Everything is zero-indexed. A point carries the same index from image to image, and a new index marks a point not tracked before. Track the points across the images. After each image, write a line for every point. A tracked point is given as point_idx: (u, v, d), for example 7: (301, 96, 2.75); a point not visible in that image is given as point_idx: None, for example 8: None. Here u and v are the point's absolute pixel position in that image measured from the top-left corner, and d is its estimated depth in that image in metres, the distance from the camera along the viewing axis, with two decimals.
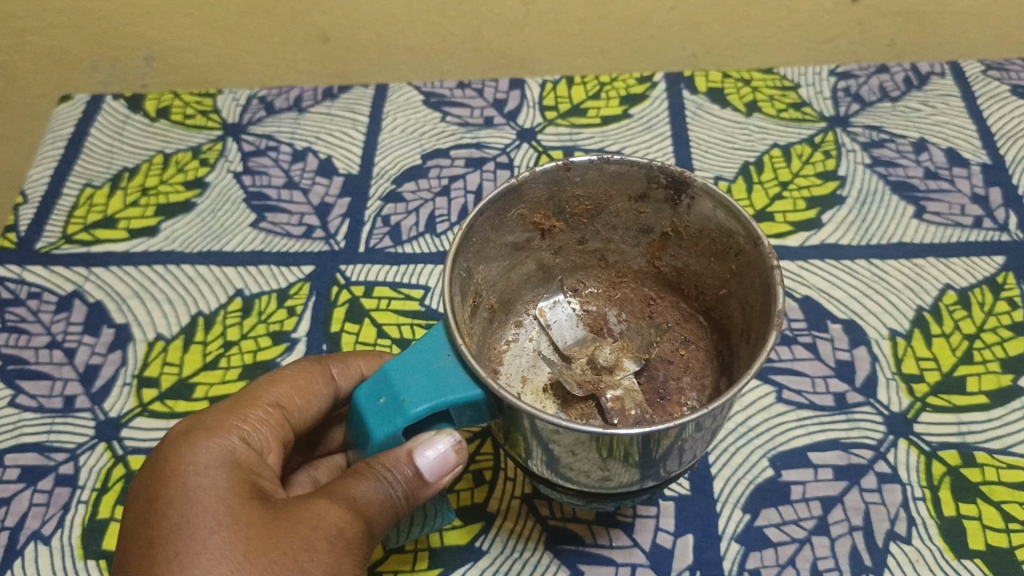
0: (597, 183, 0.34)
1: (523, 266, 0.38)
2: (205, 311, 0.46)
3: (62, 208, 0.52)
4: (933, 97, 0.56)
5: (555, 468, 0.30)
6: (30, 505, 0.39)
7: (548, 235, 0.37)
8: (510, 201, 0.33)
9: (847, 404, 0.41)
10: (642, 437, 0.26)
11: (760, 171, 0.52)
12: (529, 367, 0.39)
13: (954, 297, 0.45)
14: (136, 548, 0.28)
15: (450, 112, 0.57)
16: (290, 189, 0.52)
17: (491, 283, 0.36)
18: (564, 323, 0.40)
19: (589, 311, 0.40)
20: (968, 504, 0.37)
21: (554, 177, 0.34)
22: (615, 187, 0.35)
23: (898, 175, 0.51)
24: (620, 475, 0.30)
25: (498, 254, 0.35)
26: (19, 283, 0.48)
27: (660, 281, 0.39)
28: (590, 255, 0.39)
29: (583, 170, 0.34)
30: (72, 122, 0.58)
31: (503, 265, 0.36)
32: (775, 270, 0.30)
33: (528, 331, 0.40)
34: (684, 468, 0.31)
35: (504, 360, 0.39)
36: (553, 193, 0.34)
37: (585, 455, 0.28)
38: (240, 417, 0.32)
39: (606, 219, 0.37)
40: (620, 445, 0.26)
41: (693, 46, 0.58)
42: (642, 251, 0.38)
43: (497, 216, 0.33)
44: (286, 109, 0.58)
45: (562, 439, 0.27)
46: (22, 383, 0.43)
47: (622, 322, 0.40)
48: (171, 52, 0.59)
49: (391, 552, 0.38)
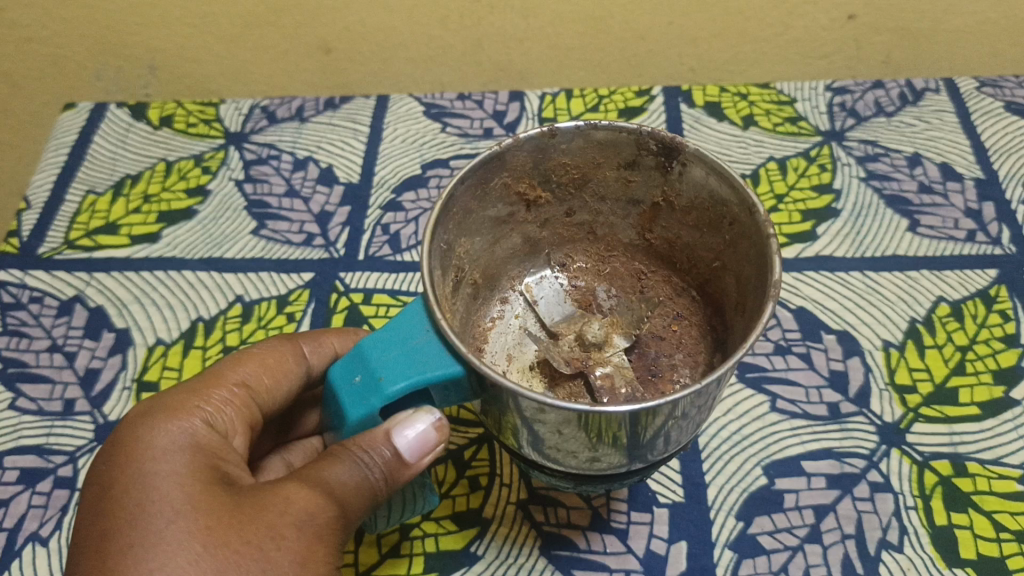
0: (584, 153, 0.35)
1: (508, 243, 0.39)
2: (205, 316, 0.46)
3: (64, 215, 0.53)
4: (927, 113, 0.56)
5: (540, 449, 0.31)
6: (28, 507, 0.39)
7: (534, 207, 0.37)
8: (492, 170, 0.33)
9: (841, 414, 0.41)
10: (631, 415, 0.26)
11: (756, 183, 0.52)
12: (514, 345, 0.39)
13: (947, 309, 0.45)
14: (90, 537, 0.28)
15: (450, 123, 0.58)
16: (291, 198, 0.53)
17: (474, 258, 0.37)
18: (551, 299, 0.40)
19: (576, 286, 0.41)
20: (960, 514, 0.38)
21: (537, 149, 0.34)
22: (603, 155, 0.35)
23: (892, 189, 0.52)
24: (608, 457, 0.30)
25: (481, 227, 0.36)
26: (21, 288, 0.48)
27: (651, 254, 0.39)
28: (578, 228, 0.40)
29: (568, 140, 0.34)
30: (76, 130, 0.59)
31: (485, 240, 0.37)
32: (771, 240, 0.30)
33: (513, 307, 0.40)
34: (673, 451, 0.32)
35: (489, 338, 0.39)
36: (540, 164, 0.35)
37: (572, 436, 0.28)
38: (202, 398, 0.32)
39: (594, 189, 0.37)
40: (608, 424, 0.26)
41: (690, 60, 0.59)
42: (632, 223, 0.39)
43: (479, 186, 0.33)
44: (287, 118, 0.59)
45: (548, 418, 0.27)
46: (22, 386, 0.44)
47: (611, 297, 0.40)
48: (175, 62, 0.59)
49: (386, 556, 0.38)
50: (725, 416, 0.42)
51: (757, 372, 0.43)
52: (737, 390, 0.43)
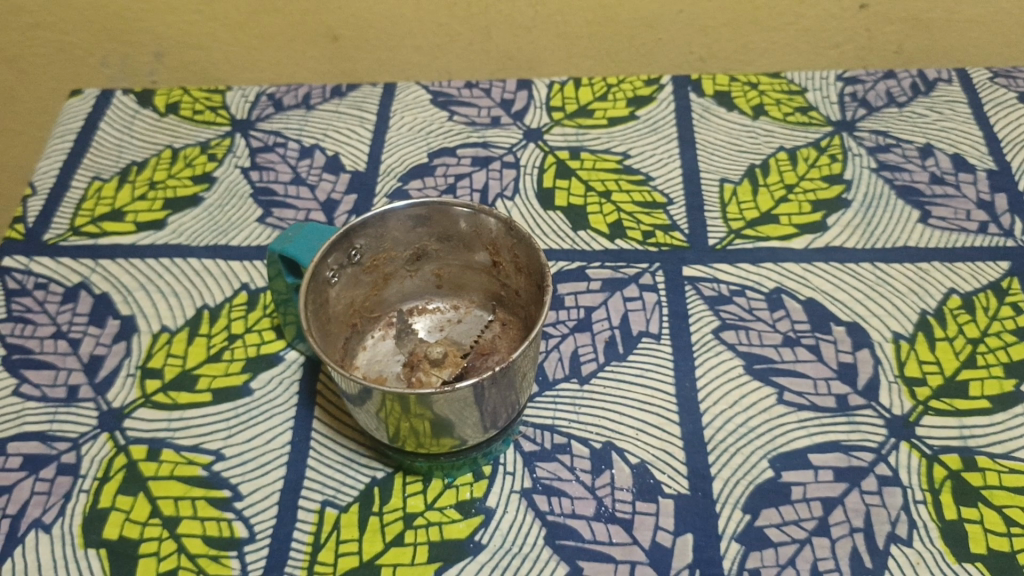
0: (411, 226, 0.40)
1: (337, 337, 0.40)
2: (210, 305, 0.46)
3: (70, 201, 0.53)
4: (939, 103, 0.56)
5: (460, 428, 0.36)
6: (31, 494, 0.39)
7: (424, 257, 0.42)
8: (369, 228, 0.39)
9: (849, 406, 0.41)
10: (472, 388, 0.33)
11: (765, 173, 0.52)
12: (382, 359, 0.42)
13: (959, 301, 0.45)
14: None
15: (457, 111, 0.57)
16: (297, 185, 0.52)
17: (352, 289, 0.40)
18: (429, 328, 0.43)
19: (448, 322, 0.43)
20: (970, 509, 0.37)
21: (342, 239, 0.38)
22: (427, 228, 0.40)
23: (904, 180, 0.51)
24: (472, 426, 0.36)
25: (366, 269, 0.40)
26: (25, 274, 0.48)
27: (509, 302, 0.42)
28: (463, 276, 0.43)
29: (424, 221, 0.40)
30: (82, 116, 0.58)
31: (365, 278, 0.41)
32: (498, 382, 0.34)
33: (392, 332, 0.43)
34: (510, 419, 0.37)
35: (361, 359, 0.42)
36: (369, 244, 0.39)
37: (455, 412, 0.34)
38: None
39: (464, 246, 0.41)
40: (458, 400, 0.33)
41: (700, 50, 0.59)
42: (496, 275, 0.41)
43: (358, 239, 0.39)
44: (294, 106, 0.58)
45: (430, 405, 0.33)
46: (26, 372, 0.44)
47: (487, 333, 0.42)
48: (182, 49, 0.59)
49: (390, 545, 0.37)
50: (731, 408, 0.41)
51: (765, 364, 0.43)
52: (744, 381, 0.42)
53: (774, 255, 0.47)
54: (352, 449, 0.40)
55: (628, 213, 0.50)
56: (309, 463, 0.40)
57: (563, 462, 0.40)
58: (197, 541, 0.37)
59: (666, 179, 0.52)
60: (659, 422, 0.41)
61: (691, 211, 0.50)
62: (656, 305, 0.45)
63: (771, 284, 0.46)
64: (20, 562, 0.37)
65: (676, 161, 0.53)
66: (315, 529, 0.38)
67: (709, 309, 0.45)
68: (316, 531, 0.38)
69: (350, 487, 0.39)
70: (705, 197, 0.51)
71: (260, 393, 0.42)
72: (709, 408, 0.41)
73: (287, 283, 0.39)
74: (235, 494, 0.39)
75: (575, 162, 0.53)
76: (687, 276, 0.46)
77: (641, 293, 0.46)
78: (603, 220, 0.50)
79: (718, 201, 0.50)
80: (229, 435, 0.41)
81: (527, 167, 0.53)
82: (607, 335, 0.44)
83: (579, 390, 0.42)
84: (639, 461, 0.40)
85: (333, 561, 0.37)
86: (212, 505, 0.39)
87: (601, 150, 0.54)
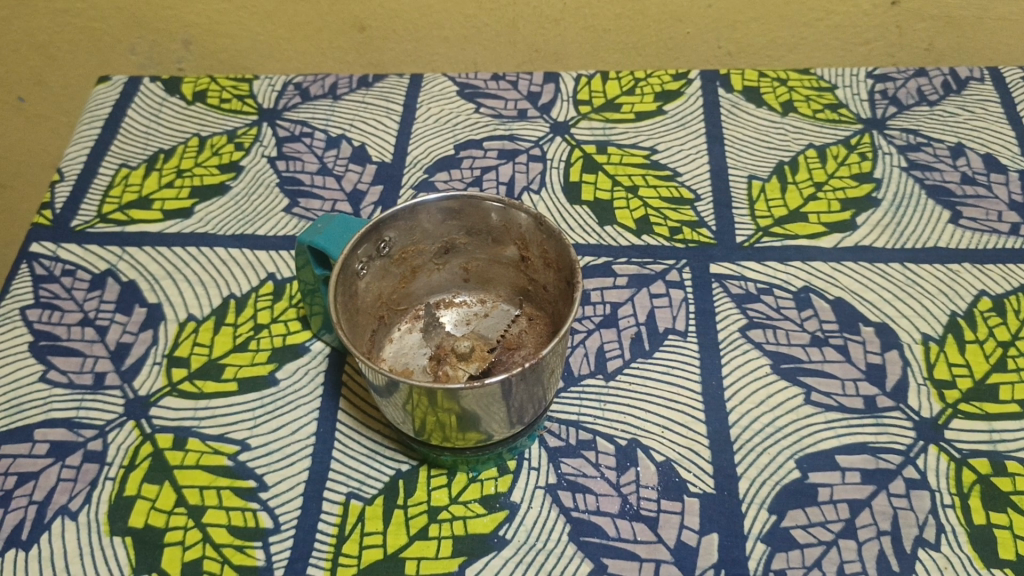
0: (441, 218, 0.40)
1: (364, 329, 0.40)
2: (237, 294, 0.46)
3: (98, 187, 0.53)
4: (971, 102, 0.55)
5: (488, 422, 0.35)
6: (58, 480, 0.39)
7: (453, 250, 0.42)
8: (399, 221, 0.39)
9: (877, 408, 0.41)
10: (501, 384, 0.33)
11: (794, 171, 0.52)
12: (408, 352, 0.42)
13: (989, 303, 0.44)
14: None
15: (484, 103, 0.57)
16: (323, 175, 0.52)
17: (380, 281, 0.40)
18: (455, 322, 0.43)
19: (475, 315, 0.43)
20: (999, 514, 0.37)
21: (372, 231, 0.38)
22: (457, 221, 0.40)
23: (934, 179, 0.50)
24: (499, 421, 0.36)
25: (395, 261, 0.40)
26: (53, 260, 0.48)
27: (537, 297, 0.42)
28: (491, 270, 0.43)
29: (454, 215, 0.40)
30: (110, 103, 0.58)
31: (393, 270, 0.41)
32: (527, 376, 0.34)
33: (418, 325, 0.43)
34: (536, 414, 0.37)
35: (387, 351, 0.42)
36: (399, 236, 0.39)
37: (484, 407, 0.34)
38: None
39: (494, 240, 0.41)
40: (486, 395, 0.33)
41: (729, 45, 0.59)
42: (524, 269, 0.41)
43: (388, 232, 0.39)
44: (321, 96, 0.58)
45: (458, 400, 0.33)
46: (53, 359, 0.44)
47: (514, 328, 0.42)
48: (209, 37, 0.59)
49: (414, 538, 0.37)
50: (758, 408, 0.41)
51: (792, 363, 0.42)
52: (771, 381, 0.42)
53: (802, 254, 0.47)
54: (377, 442, 0.40)
55: (654, 209, 0.50)
56: (334, 454, 0.40)
57: (588, 458, 0.40)
58: (223, 531, 0.38)
59: (694, 174, 0.51)
60: (685, 420, 0.41)
61: (719, 208, 0.50)
62: (682, 302, 0.45)
63: (799, 283, 0.45)
64: (47, 548, 0.37)
65: (704, 157, 0.53)
66: (340, 521, 0.38)
67: (736, 307, 0.45)
68: (341, 523, 0.38)
69: (375, 480, 0.39)
70: (733, 194, 0.50)
71: (286, 384, 0.42)
72: (735, 407, 0.41)
73: (315, 274, 0.39)
74: (261, 484, 0.39)
75: (602, 156, 0.53)
76: (715, 273, 0.46)
77: (668, 290, 0.46)
78: (630, 215, 0.49)
79: (746, 198, 0.50)
80: (255, 425, 0.41)
81: (553, 161, 0.53)
82: (633, 331, 0.44)
83: (605, 386, 0.42)
84: (665, 459, 0.39)
85: (357, 553, 0.37)
86: (237, 495, 0.39)
87: (628, 144, 0.54)
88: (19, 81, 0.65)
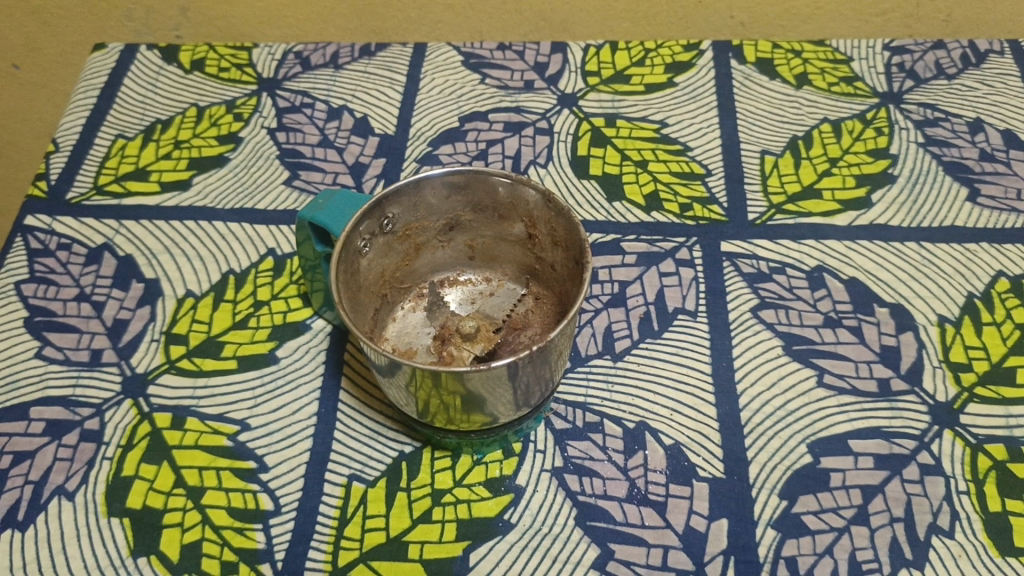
0: (446, 193, 0.39)
1: (367, 307, 0.39)
2: (236, 270, 0.45)
3: (94, 158, 0.52)
4: (990, 76, 0.54)
5: (493, 404, 0.34)
6: (54, 459, 0.39)
7: (460, 226, 0.41)
8: (404, 196, 0.37)
9: (891, 391, 0.40)
10: (508, 367, 0.32)
11: (808, 146, 0.50)
12: (411, 330, 0.41)
13: (1007, 285, 0.43)
14: None
15: (490, 74, 0.55)
16: (324, 147, 0.51)
17: (384, 257, 0.39)
18: (459, 300, 0.42)
19: (479, 294, 0.42)
20: (1015, 500, 0.36)
21: (375, 208, 0.36)
22: (462, 196, 0.39)
23: (952, 156, 0.49)
24: (504, 404, 0.35)
25: (399, 237, 0.39)
26: (48, 234, 0.47)
27: (545, 277, 0.41)
28: (497, 247, 0.42)
29: (460, 190, 0.38)
30: (106, 71, 0.57)
31: (398, 247, 0.40)
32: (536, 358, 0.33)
33: (421, 304, 0.42)
34: (543, 396, 0.36)
35: (390, 329, 0.41)
36: (403, 212, 0.38)
37: (490, 389, 0.33)
38: None
39: (501, 217, 0.40)
40: (492, 377, 0.32)
41: (741, 14, 0.57)
42: (532, 247, 0.40)
43: (392, 206, 0.37)
44: (322, 65, 0.57)
45: (463, 382, 0.32)
46: (49, 335, 0.43)
47: (520, 307, 0.41)
48: (207, 4, 0.58)
49: (417, 522, 0.36)
50: (769, 390, 0.40)
51: (805, 345, 0.41)
52: (783, 362, 0.41)
53: (816, 232, 0.46)
54: (380, 422, 0.40)
55: (664, 184, 0.48)
56: (336, 435, 0.39)
57: (595, 441, 0.39)
58: (222, 513, 0.37)
59: (705, 149, 0.50)
60: (695, 402, 0.40)
61: (730, 183, 0.48)
62: (693, 281, 0.44)
63: (812, 262, 0.44)
64: (42, 529, 0.37)
65: (715, 131, 0.51)
66: (341, 503, 0.37)
67: (747, 287, 0.44)
68: (343, 505, 0.37)
69: (378, 462, 0.38)
70: (746, 169, 0.49)
71: (286, 362, 0.42)
72: (746, 390, 0.40)
73: (315, 250, 0.38)
74: (261, 465, 0.38)
75: (611, 129, 0.51)
76: (726, 252, 0.45)
77: (678, 268, 0.44)
78: (639, 191, 0.48)
79: (759, 173, 0.49)
80: (255, 405, 0.40)
81: (561, 134, 0.51)
82: (642, 311, 0.43)
83: (613, 366, 0.41)
84: (673, 442, 0.38)
85: (359, 536, 0.36)
86: (237, 476, 0.38)
87: (638, 118, 0.52)
88: (13, 47, 0.63)
